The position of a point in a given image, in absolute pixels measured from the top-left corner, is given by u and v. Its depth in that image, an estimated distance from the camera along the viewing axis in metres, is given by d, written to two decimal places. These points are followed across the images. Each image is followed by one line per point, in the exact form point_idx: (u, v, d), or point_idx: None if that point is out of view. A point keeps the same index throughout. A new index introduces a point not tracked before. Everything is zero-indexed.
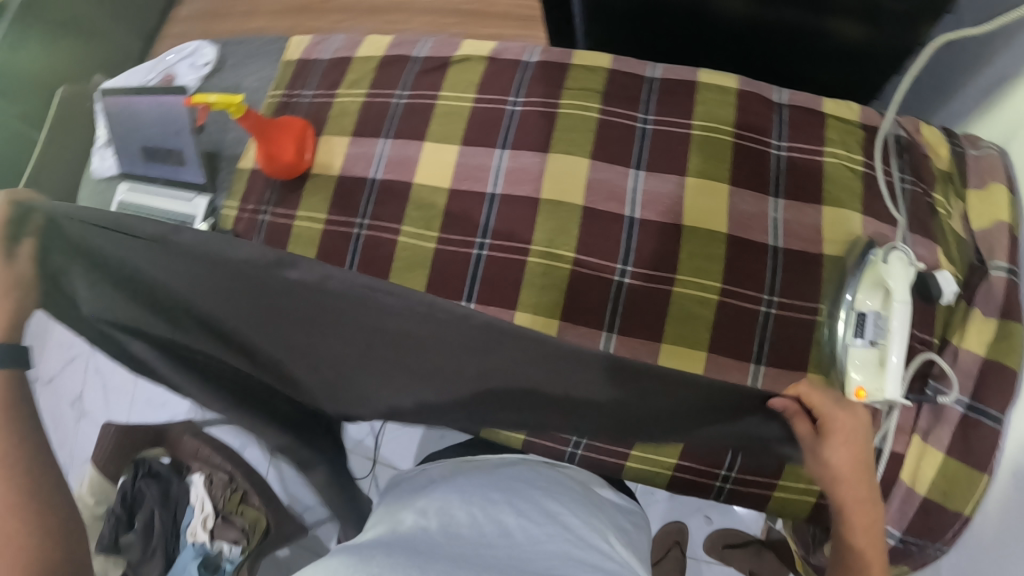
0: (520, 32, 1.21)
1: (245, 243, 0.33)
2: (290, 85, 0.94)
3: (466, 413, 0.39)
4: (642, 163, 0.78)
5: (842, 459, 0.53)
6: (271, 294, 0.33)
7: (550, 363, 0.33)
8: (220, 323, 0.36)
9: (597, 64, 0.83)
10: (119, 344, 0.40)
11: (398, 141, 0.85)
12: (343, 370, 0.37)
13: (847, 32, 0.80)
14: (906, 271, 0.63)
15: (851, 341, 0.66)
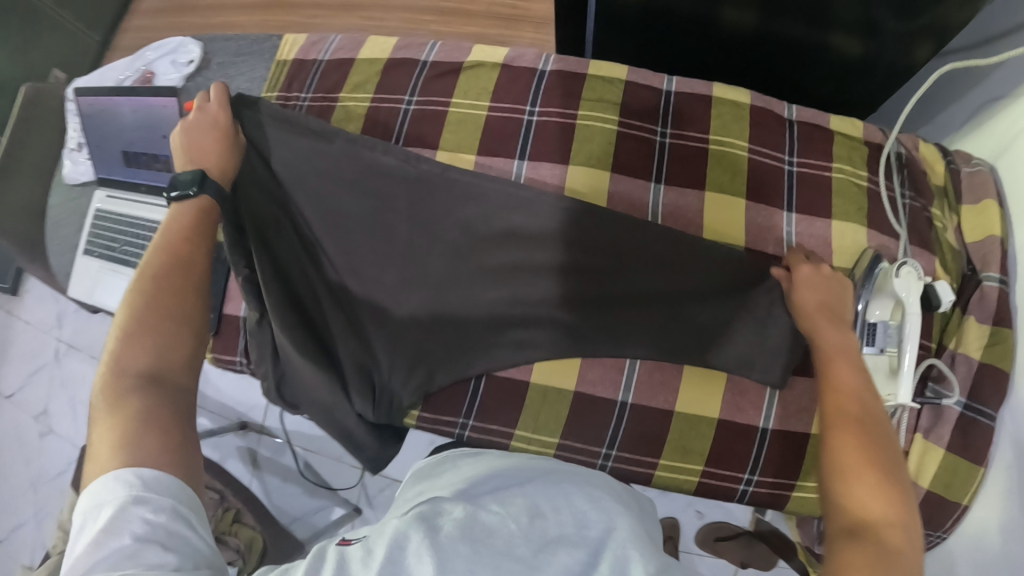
0: (504, 34, 1.14)
1: (396, 171, 0.77)
2: (287, 87, 0.89)
3: (498, 269, 0.76)
4: (662, 177, 0.79)
5: (832, 342, 0.64)
6: (417, 181, 0.77)
7: (547, 231, 0.75)
8: (365, 207, 0.76)
9: (614, 75, 0.82)
10: (336, 226, 0.77)
11: (410, 150, 0.82)
12: (454, 243, 0.76)
13: (845, 47, 0.83)
14: (918, 285, 0.71)
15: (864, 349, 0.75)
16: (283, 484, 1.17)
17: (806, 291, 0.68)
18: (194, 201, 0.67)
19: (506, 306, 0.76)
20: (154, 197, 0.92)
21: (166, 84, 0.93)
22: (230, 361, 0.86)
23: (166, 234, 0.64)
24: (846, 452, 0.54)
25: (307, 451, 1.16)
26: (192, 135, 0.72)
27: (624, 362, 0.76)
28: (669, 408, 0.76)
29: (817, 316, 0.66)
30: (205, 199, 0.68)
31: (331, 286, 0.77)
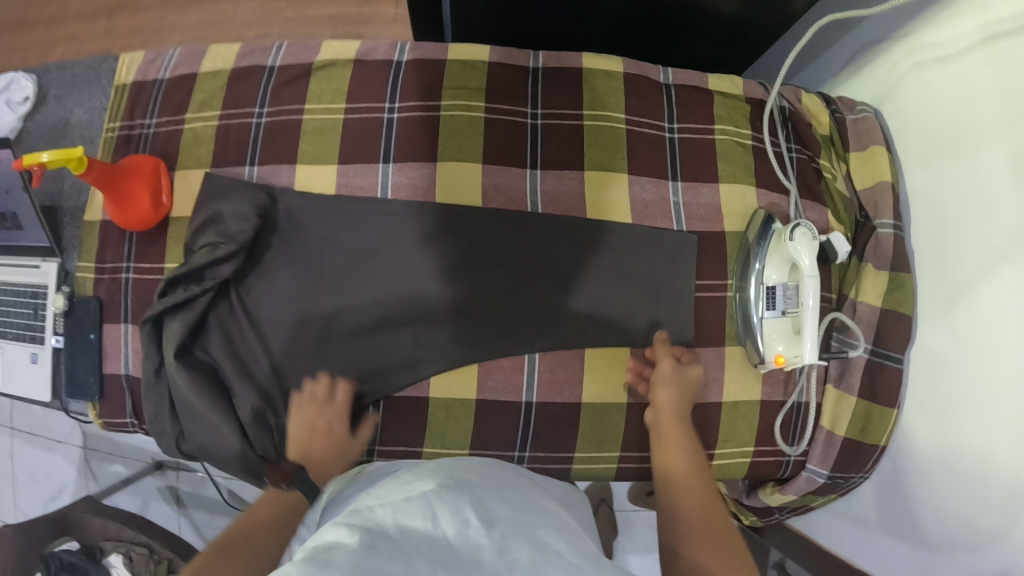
0: (365, 13, 1.07)
1: (297, 202, 0.74)
2: (129, 113, 0.81)
3: (408, 288, 0.72)
4: (538, 162, 0.74)
5: (671, 431, 0.66)
6: (325, 205, 0.73)
7: (457, 238, 0.73)
8: (285, 244, 0.74)
9: (477, 58, 0.76)
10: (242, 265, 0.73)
11: (268, 169, 0.75)
12: (363, 265, 0.73)
13: (718, 5, 0.79)
14: (812, 247, 0.69)
15: (764, 314, 0.72)
16: (211, 518, 1.05)
17: (665, 368, 0.69)
18: (283, 496, 0.61)
19: (398, 331, 0.72)
20: (11, 255, 0.81)
21: (2, 130, 0.84)
22: (119, 423, 0.79)
23: (252, 515, 0.59)
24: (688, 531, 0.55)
25: (228, 480, 1.03)
26: (297, 418, 0.68)
27: (522, 360, 0.72)
28: (576, 402, 0.72)
29: (665, 414, 0.67)
30: (297, 494, 0.62)
31: (237, 309, 0.74)
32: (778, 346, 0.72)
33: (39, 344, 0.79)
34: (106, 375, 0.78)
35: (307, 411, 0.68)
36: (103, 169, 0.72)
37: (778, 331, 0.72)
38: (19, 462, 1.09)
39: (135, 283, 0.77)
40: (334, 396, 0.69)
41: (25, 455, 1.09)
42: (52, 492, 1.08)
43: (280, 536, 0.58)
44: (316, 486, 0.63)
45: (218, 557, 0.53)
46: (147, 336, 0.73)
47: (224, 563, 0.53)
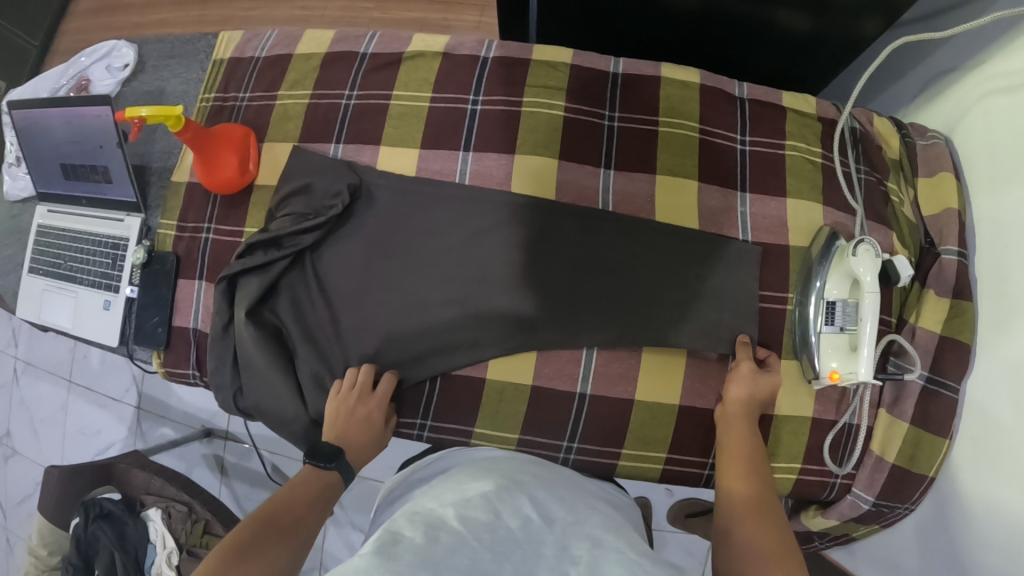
0: (443, 17, 1.11)
1: (377, 178, 0.77)
2: (224, 87, 0.86)
3: (473, 273, 0.74)
4: (611, 162, 0.76)
5: (734, 444, 0.68)
6: (404, 186, 0.76)
7: (524, 227, 0.74)
8: (361, 221, 0.77)
9: (559, 60, 0.79)
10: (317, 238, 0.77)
11: (351, 147, 0.79)
12: (433, 247, 0.75)
13: (794, 23, 0.81)
14: (875, 264, 0.69)
15: (821, 329, 0.72)
16: (252, 490, 1.04)
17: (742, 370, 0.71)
18: (324, 475, 0.66)
19: (454, 311, 0.74)
20: (97, 208, 0.87)
21: (101, 91, 0.90)
22: (183, 374, 0.82)
23: (293, 490, 0.63)
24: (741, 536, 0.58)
25: (274, 454, 1.03)
26: (343, 408, 0.71)
27: (580, 352, 0.73)
28: (630, 398, 0.73)
29: (734, 411, 0.71)
30: (335, 475, 0.67)
31: (310, 277, 0.77)
32: (833, 362, 0.71)
33: (114, 292, 0.84)
34: (174, 325, 0.82)
35: (346, 397, 0.71)
36: (198, 131, 0.76)
37: (833, 346, 0.71)
38: (71, 414, 1.11)
39: (214, 244, 0.81)
40: (356, 380, 0.73)
41: (78, 409, 1.11)
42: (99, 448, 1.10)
43: (316, 513, 0.62)
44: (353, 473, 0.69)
45: (263, 530, 0.57)
46: (220, 293, 0.77)
47: (268, 537, 0.56)
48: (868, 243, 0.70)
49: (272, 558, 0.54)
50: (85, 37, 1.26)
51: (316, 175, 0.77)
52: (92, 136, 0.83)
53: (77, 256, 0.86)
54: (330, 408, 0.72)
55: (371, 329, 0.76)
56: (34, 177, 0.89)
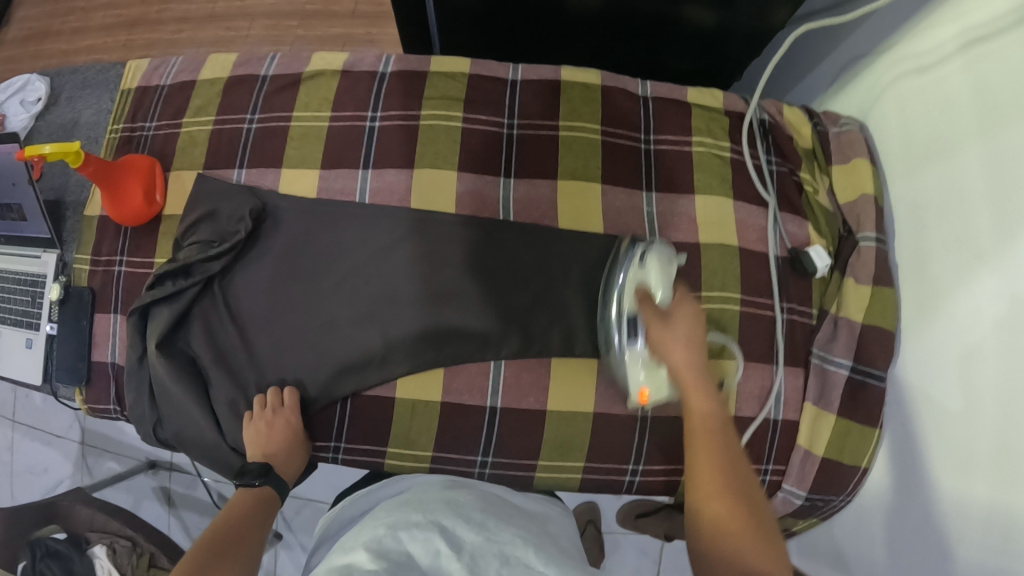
0: (366, 32, 1.12)
1: (282, 201, 0.77)
2: (131, 117, 0.85)
3: (387, 292, 0.74)
4: (512, 170, 0.75)
5: (699, 409, 0.58)
6: (310, 208, 0.76)
7: (435, 240, 0.74)
8: (271, 246, 0.77)
9: (457, 69, 0.78)
10: (233, 264, 0.77)
11: (254, 171, 0.79)
12: (347, 266, 0.75)
13: (699, 18, 0.80)
14: (665, 272, 0.65)
15: (624, 343, 0.65)
16: (202, 519, 1.08)
17: (655, 328, 0.62)
18: (258, 491, 0.66)
19: (364, 329, 0.74)
20: (14, 245, 0.86)
21: (16, 126, 0.90)
22: (105, 409, 0.82)
23: (230, 514, 0.62)
24: (721, 521, 0.52)
25: (218, 482, 1.08)
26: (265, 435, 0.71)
27: (489, 364, 0.72)
28: (541, 408, 0.72)
29: (688, 370, 0.60)
30: (268, 490, 0.67)
31: (226, 305, 0.77)
32: (640, 381, 0.65)
33: (35, 330, 0.84)
34: (94, 360, 0.82)
35: (259, 418, 0.71)
36: (101, 163, 0.76)
37: (639, 362, 0.64)
38: (19, 453, 1.13)
39: (127, 275, 0.81)
40: (266, 401, 0.72)
41: (25, 448, 1.13)
42: (48, 485, 1.12)
43: (259, 533, 0.62)
44: (284, 483, 0.69)
45: (213, 551, 0.56)
46: (133, 326, 0.77)
47: (222, 555, 0.56)
48: (660, 252, 0.66)
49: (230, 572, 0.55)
50: (14, 67, 1.27)
51: (221, 201, 0.77)
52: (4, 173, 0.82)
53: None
54: (250, 435, 0.71)
55: (289, 356, 0.75)
56: None
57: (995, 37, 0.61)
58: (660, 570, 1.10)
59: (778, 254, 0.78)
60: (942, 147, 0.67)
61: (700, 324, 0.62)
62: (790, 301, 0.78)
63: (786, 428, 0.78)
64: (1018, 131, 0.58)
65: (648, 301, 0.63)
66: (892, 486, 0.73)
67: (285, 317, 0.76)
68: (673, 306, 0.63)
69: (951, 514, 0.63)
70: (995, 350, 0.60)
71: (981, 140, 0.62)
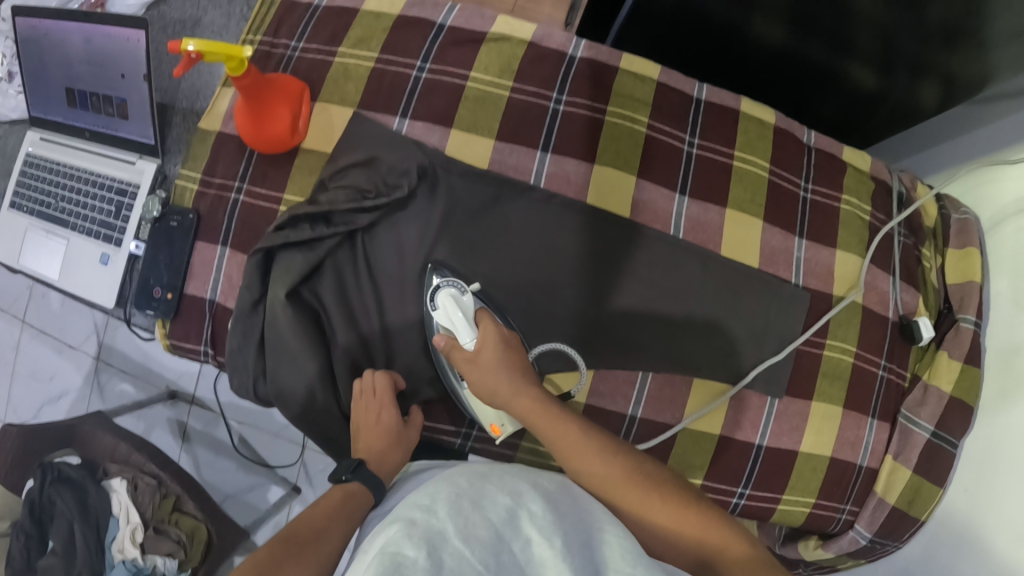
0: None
1: (449, 166, 0.71)
2: (274, 30, 0.76)
3: (546, 288, 0.72)
4: (687, 188, 0.75)
5: (554, 426, 0.59)
6: (483, 181, 0.71)
7: (606, 244, 0.72)
8: (429, 213, 0.71)
9: (647, 73, 0.76)
10: (384, 223, 0.71)
11: (419, 126, 0.73)
12: (505, 247, 0.72)
13: (864, 80, 0.84)
14: (457, 302, 0.66)
15: (459, 390, 0.68)
16: (215, 459, 0.99)
17: (488, 374, 0.63)
18: (345, 487, 0.60)
19: (522, 320, 0.71)
20: (104, 144, 0.75)
21: (122, 10, 0.78)
22: (191, 350, 0.73)
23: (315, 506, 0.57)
24: (646, 506, 0.53)
25: (243, 425, 0.98)
26: (371, 423, 0.66)
27: (636, 375, 0.74)
28: (676, 423, 0.75)
29: (540, 412, 0.60)
30: (355, 485, 0.60)
31: (365, 264, 0.71)
32: (489, 417, 0.67)
33: (115, 246, 0.73)
34: (188, 293, 0.73)
35: (368, 402, 0.67)
36: (257, 79, 0.67)
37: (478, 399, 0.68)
38: (22, 356, 1.00)
39: (244, 206, 0.73)
40: (376, 386, 0.68)
41: (31, 351, 1.01)
42: (50, 395, 1.00)
43: (342, 527, 0.56)
44: (375, 477, 0.62)
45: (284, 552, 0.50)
46: (254, 265, 0.69)
47: (290, 557, 0.50)
48: (451, 287, 0.67)
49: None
50: None
51: (382, 150, 0.71)
52: (110, 63, 0.72)
53: (74, 198, 0.75)
54: (357, 416, 0.67)
55: (425, 331, 0.71)
56: (28, 100, 0.77)
57: None
58: None
59: (891, 316, 0.83)
60: None
61: (518, 341, 0.66)
62: (891, 363, 0.84)
63: (866, 475, 0.84)
64: None
65: (455, 350, 0.65)
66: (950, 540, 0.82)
67: (427, 290, 0.71)
68: (475, 345, 0.64)
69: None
70: None
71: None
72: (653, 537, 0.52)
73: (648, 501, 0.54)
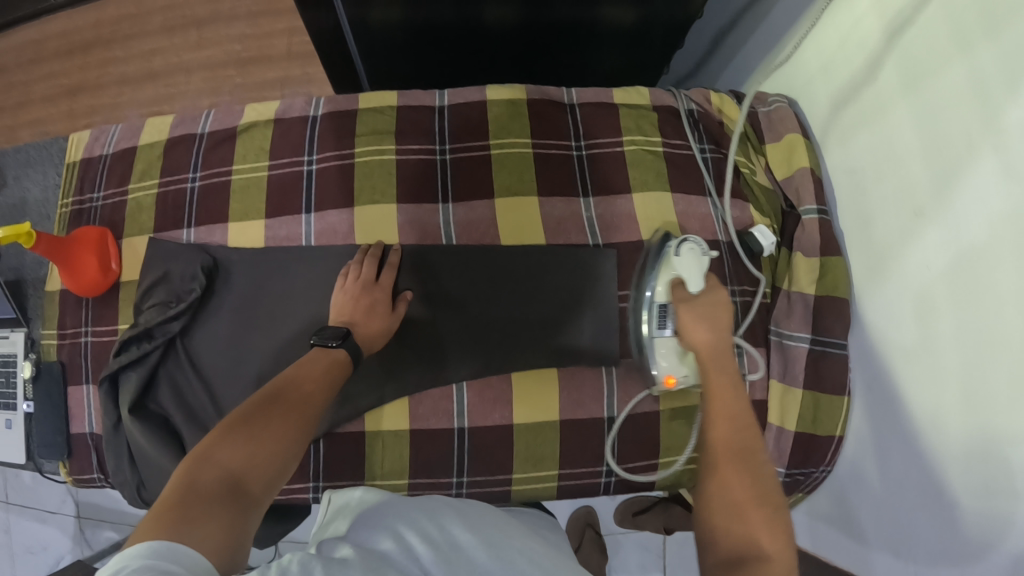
0: (309, 74, 1.11)
1: (233, 255, 0.79)
2: (79, 189, 0.87)
3: None
4: (449, 195, 0.77)
5: (714, 376, 0.61)
6: (265, 253, 0.78)
7: None
8: (230, 298, 0.78)
9: (385, 104, 0.80)
10: (200, 320, 0.79)
11: (202, 230, 0.80)
12: (302, 300, 0.76)
13: (615, 17, 0.82)
14: (699, 263, 0.67)
15: (654, 333, 0.69)
16: None
17: (683, 314, 0.65)
18: (333, 352, 0.63)
19: None
20: None
21: None
22: (89, 479, 0.84)
23: (302, 370, 0.60)
24: (730, 486, 0.53)
25: None
26: (353, 306, 0.69)
27: (451, 388, 0.74)
28: (507, 423, 0.73)
29: (712, 367, 0.62)
30: (342, 351, 0.64)
31: (194, 362, 0.78)
32: (666, 366, 0.69)
33: (13, 410, 0.86)
34: (73, 434, 0.84)
35: (353, 288, 0.70)
36: (52, 241, 0.78)
37: (665, 353, 0.68)
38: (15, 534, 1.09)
39: (94, 345, 0.83)
40: (378, 277, 0.72)
41: (19, 527, 1.09)
42: (49, 563, 1.08)
43: (327, 392, 0.60)
44: (360, 349, 0.66)
45: (268, 406, 0.54)
46: (106, 395, 0.79)
47: (272, 415, 0.53)
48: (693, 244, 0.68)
49: (279, 437, 0.52)
50: None
51: (174, 260, 0.79)
52: None
53: None
54: (338, 299, 0.70)
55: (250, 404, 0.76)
56: None
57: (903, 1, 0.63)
58: (666, 566, 0.97)
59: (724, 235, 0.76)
60: (873, 109, 0.69)
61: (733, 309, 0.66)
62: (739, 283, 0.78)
63: (756, 409, 0.78)
64: (942, 87, 0.59)
65: (679, 288, 0.67)
66: (890, 489, 0.66)
67: (248, 365, 0.77)
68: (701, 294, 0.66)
69: (924, 479, 0.61)
70: (947, 300, 0.59)
71: (910, 95, 0.63)
72: (715, 510, 0.53)
73: (735, 488, 0.53)
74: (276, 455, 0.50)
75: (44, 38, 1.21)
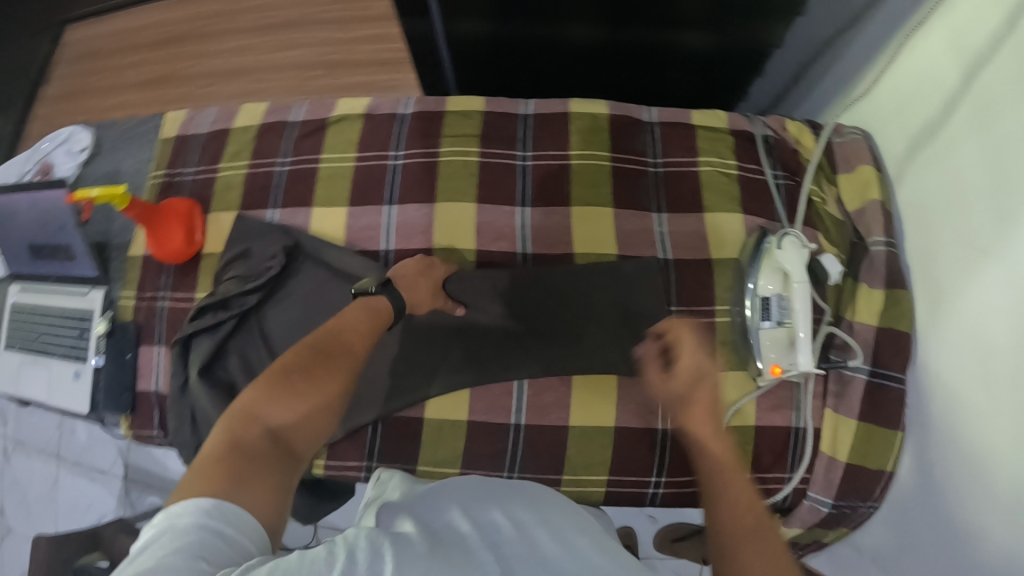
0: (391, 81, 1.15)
1: (312, 235, 0.82)
2: (171, 163, 0.92)
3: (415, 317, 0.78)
4: (527, 200, 0.80)
5: None
6: (348, 239, 0.81)
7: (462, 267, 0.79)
8: (305, 279, 0.82)
9: (471, 108, 0.83)
10: (273, 297, 0.82)
11: (287, 211, 0.84)
12: None
13: (695, 43, 0.84)
14: (801, 256, 0.70)
15: (761, 325, 0.72)
16: None
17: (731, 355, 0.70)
18: (372, 300, 0.62)
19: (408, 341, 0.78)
20: (64, 283, 0.94)
21: (63, 175, 0.98)
22: (148, 436, 0.87)
23: (342, 320, 0.58)
24: None
25: None
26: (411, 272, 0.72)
27: (512, 385, 0.76)
28: (563, 424, 0.75)
29: None
30: (383, 300, 0.63)
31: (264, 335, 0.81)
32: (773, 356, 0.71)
33: (82, 361, 0.90)
34: (138, 391, 0.87)
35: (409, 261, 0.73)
36: (145, 207, 0.83)
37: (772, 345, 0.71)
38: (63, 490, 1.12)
39: (169, 310, 0.87)
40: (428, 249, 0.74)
41: (68, 483, 1.13)
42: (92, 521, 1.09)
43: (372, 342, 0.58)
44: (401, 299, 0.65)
45: (312, 358, 0.53)
46: (176, 356, 0.82)
47: (316, 368, 0.52)
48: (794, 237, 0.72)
49: (323, 393, 0.51)
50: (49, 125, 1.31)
51: (257, 239, 0.83)
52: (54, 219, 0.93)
53: (51, 332, 0.93)
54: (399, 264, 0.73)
55: None
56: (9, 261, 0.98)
57: (982, 42, 0.64)
58: None
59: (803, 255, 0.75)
60: (944, 145, 0.70)
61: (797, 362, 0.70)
62: None
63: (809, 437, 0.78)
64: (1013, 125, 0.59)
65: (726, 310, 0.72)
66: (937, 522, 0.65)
67: None
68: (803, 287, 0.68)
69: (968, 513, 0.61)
70: (1006, 335, 0.59)
71: (982, 131, 0.64)
72: None
73: None
74: (319, 411, 0.51)
75: (144, 24, 1.29)
